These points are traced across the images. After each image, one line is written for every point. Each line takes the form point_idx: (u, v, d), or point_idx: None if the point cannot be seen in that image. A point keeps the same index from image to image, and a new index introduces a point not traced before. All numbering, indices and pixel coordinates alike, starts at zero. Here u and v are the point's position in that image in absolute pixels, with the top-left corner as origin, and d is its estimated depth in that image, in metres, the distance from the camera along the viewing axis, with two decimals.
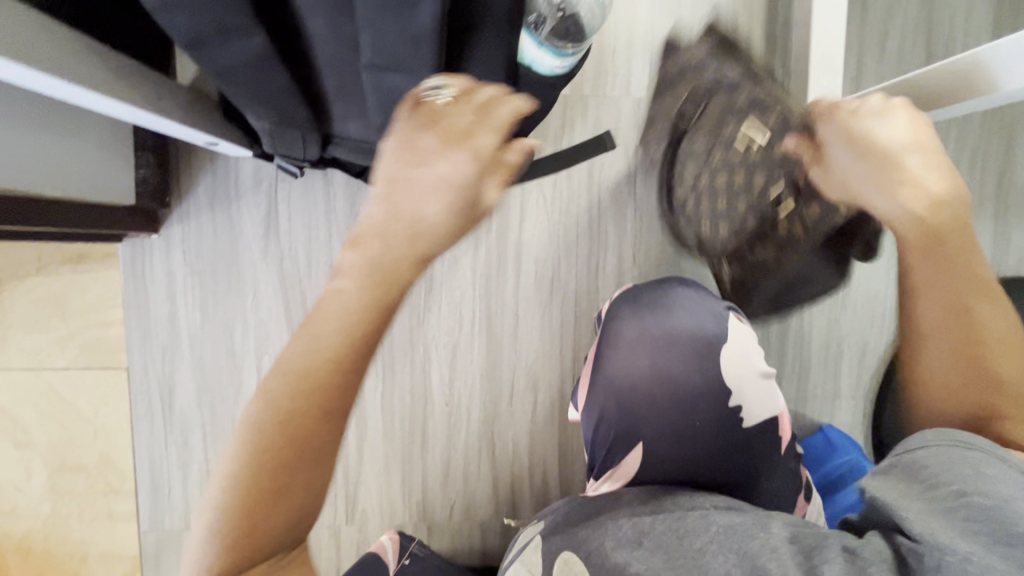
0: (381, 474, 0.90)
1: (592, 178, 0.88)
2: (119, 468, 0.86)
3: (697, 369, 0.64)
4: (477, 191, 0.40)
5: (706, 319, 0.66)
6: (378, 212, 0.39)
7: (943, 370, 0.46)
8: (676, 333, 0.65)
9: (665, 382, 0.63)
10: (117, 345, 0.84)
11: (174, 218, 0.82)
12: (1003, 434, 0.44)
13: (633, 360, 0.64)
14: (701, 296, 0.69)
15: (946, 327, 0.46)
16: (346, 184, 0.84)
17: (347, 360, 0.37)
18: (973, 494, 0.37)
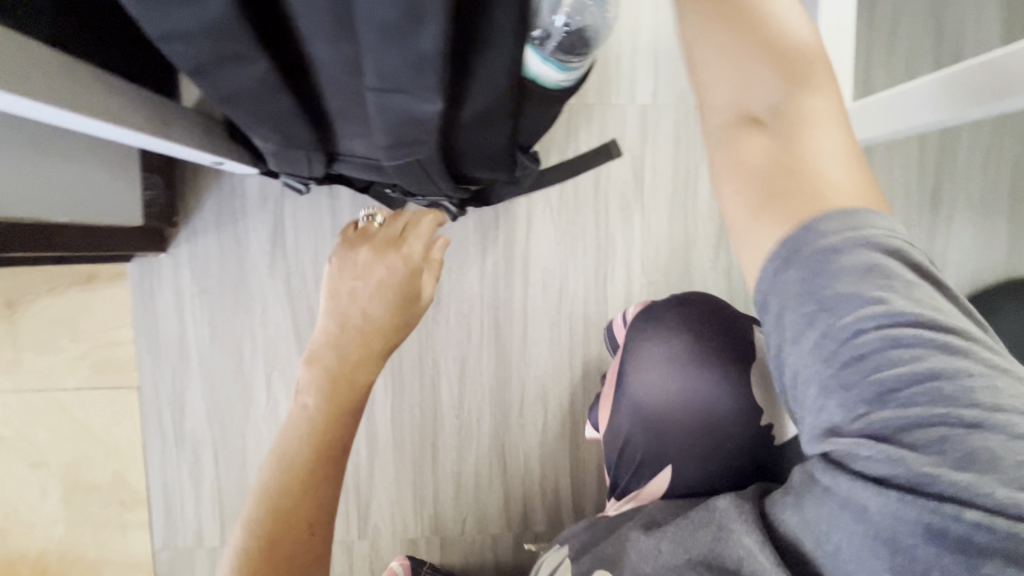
0: (392, 488, 0.89)
1: (599, 187, 0.87)
2: (132, 486, 0.86)
3: (725, 388, 0.63)
4: (408, 284, 0.57)
5: (734, 334, 0.65)
6: (331, 323, 0.55)
7: (755, 77, 0.41)
8: (701, 351, 0.64)
9: (692, 402, 0.63)
10: (127, 365, 0.84)
11: (181, 237, 0.83)
12: (783, 137, 0.40)
13: (659, 382, 0.63)
14: (724, 309, 0.66)
15: (752, 44, 0.40)
16: (352, 200, 0.83)
17: (322, 448, 0.49)
18: (983, 413, 0.35)
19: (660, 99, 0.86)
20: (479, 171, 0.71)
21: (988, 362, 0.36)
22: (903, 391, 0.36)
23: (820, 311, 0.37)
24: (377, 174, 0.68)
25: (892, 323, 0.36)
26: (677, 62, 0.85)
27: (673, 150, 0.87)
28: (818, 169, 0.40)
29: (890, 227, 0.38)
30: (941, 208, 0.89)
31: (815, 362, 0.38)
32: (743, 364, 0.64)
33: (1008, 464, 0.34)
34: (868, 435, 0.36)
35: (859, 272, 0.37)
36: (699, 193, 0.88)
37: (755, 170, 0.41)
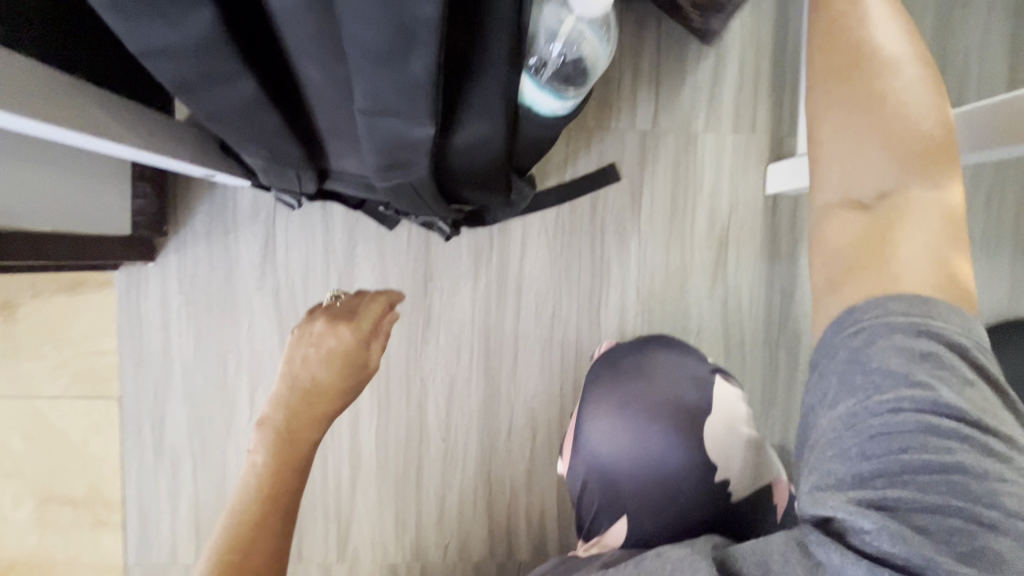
0: (373, 510, 0.87)
1: (596, 211, 0.86)
2: (108, 499, 0.84)
3: (673, 436, 0.65)
4: (360, 355, 0.57)
5: (684, 385, 0.67)
6: (282, 388, 0.55)
7: (869, 167, 0.50)
8: (650, 398, 0.67)
9: (646, 454, 0.65)
10: (109, 374, 0.82)
11: (170, 247, 0.81)
12: (878, 220, 0.48)
13: (615, 432, 0.65)
14: (681, 363, 0.68)
15: (879, 143, 0.50)
16: (345, 215, 0.82)
17: (268, 508, 0.51)
18: (993, 504, 0.37)
19: (662, 125, 0.85)
20: (472, 194, 0.70)
21: (1014, 466, 0.39)
22: (924, 475, 0.38)
23: (860, 383, 0.41)
24: (370, 192, 0.67)
25: (933, 411, 0.39)
26: (679, 88, 0.85)
27: (672, 177, 0.86)
28: (900, 256, 0.46)
29: (946, 327, 0.42)
30: None
31: (844, 431, 0.41)
32: (700, 406, 0.66)
33: (1009, 566, 0.36)
34: (876, 504, 0.39)
35: (911, 358, 0.41)
36: (697, 220, 0.86)
37: (836, 240, 0.49)
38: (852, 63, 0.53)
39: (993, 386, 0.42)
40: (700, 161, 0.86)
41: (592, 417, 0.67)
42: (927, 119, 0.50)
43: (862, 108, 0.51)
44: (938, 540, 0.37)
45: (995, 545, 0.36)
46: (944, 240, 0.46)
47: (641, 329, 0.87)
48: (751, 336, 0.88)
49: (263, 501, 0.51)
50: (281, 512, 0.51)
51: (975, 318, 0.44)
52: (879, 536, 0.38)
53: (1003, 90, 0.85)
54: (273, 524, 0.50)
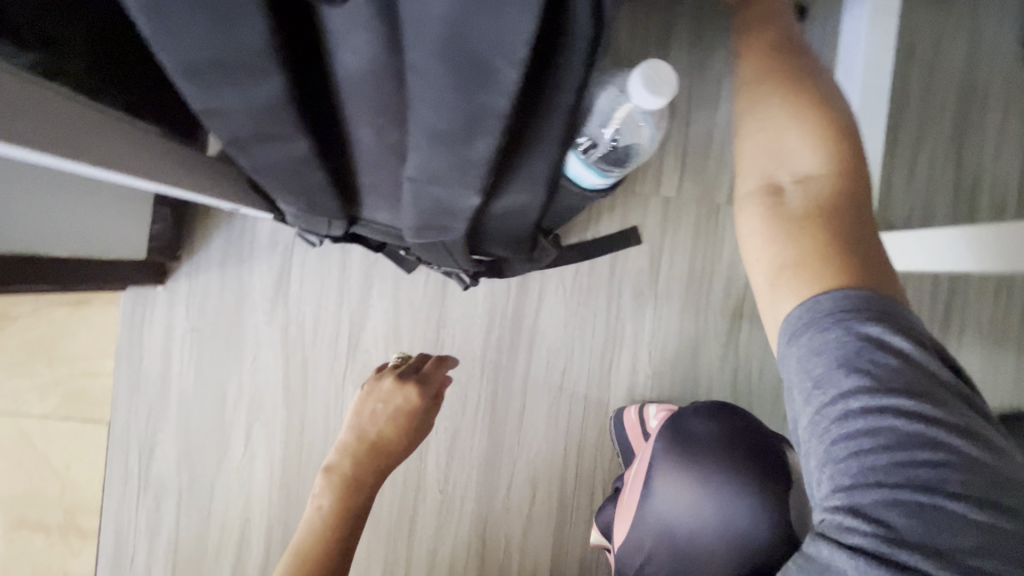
0: (362, 560, 0.84)
1: (614, 271, 0.86)
2: (83, 528, 0.80)
3: (748, 498, 0.64)
4: (425, 411, 0.57)
5: (754, 443, 0.67)
6: (349, 438, 0.55)
7: (792, 156, 0.51)
8: (722, 462, 0.66)
9: (723, 530, 0.64)
10: (102, 398, 0.79)
11: (181, 272, 0.80)
12: (801, 203, 0.48)
13: (689, 506, 0.65)
14: (750, 425, 0.69)
15: (796, 132, 0.51)
16: (363, 255, 0.82)
17: (334, 555, 0.49)
18: (949, 485, 0.35)
19: (686, 192, 0.86)
20: (498, 250, 0.69)
21: (966, 447, 0.36)
22: (884, 471, 0.36)
23: (816, 389, 0.39)
24: (397, 240, 0.67)
25: (880, 406, 0.37)
26: (705, 159, 0.86)
27: (691, 244, 0.87)
28: (828, 241, 0.45)
29: (893, 317, 0.40)
30: (948, 331, 0.89)
31: (811, 437, 0.39)
32: (769, 462, 0.66)
33: (967, 540, 0.33)
34: (849, 506, 0.36)
35: (852, 353, 0.39)
36: (714, 288, 0.87)
37: (763, 228, 0.49)
38: (773, 62, 0.57)
39: (945, 365, 0.39)
40: (721, 230, 0.87)
41: (662, 489, 0.66)
42: (846, 116, 0.53)
43: (783, 107, 0.53)
44: (907, 529, 0.34)
45: (964, 536, 0.33)
46: (867, 233, 0.47)
47: (650, 393, 0.86)
48: (759, 408, 0.87)
49: (331, 543, 0.49)
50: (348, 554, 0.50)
51: (903, 301, 0.42)
52: (858, 533, 0.35)
53: (1014, 186, 0.87)
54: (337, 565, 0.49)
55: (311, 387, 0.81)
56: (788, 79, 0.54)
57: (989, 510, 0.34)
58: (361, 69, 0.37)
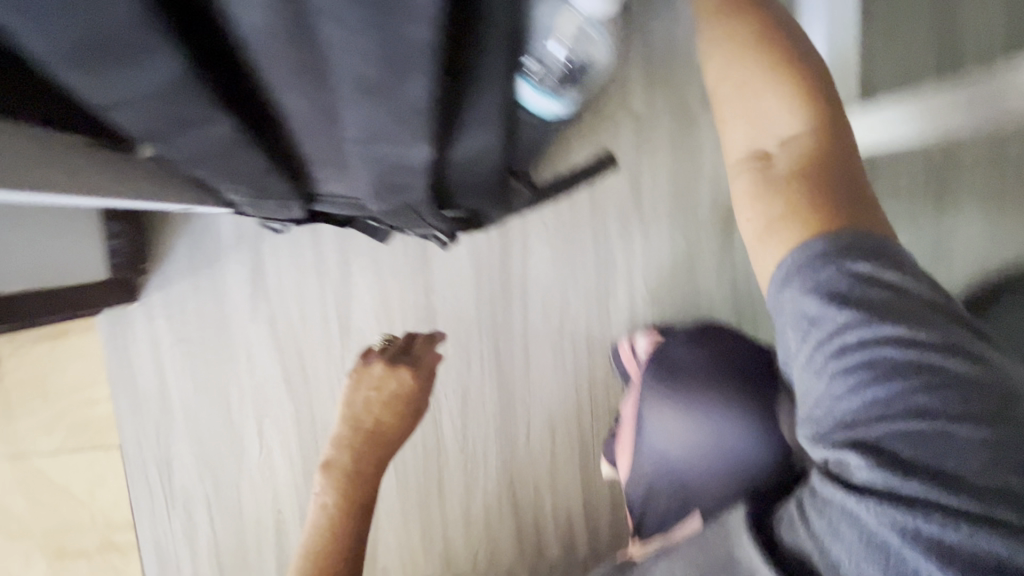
0: (399, 529, 0.86)
1: (595, 203, 0.83)
2: (123, 548, 0.81)
3: (752, 418, 0.64)
4: (418, 394, 0.55)
5: (744, 364, 0.70)
6: (345, 431, 0.53)
7: (770, 117, 0.44)
8: (719, 384, 0.67)
9: (716, 449, 0.64)
10: (106, 424, 0.79)
11: (153, 285, 0.77)
12: (787, 168, 0.42)
13: (678, 429, 0.65)
14: (737, 349, 0.71)
15: (767, 91, 0.45)
16: (335, 234, 0.78)
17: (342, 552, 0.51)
18: (955, 415, 0.33)
19: (657, 105, 0.81)
20: (468, 201, 0.66)
21: (969, 371, 0.34)
22: (888, 407, 0.34)
23: (812, 327, 0.37)
24: (362, 210, 0.64)
25: (879, 340, 0.35)
26: (672, 64, 0.80)
27: (671, 159, 0.83)
28: (818, 203, 0.40)
29: (880, 250, 0.38)
30: (948, 200, 0.86)
31: (807, 375, 0.38)
32: (763, 379, 0.68)
33: (974, 463, 0.33)
34: (853, 444, 0.35)
35: (844, 291, 0.36)
36: (701, 202, 0.83)
37: (750, 194, 0.43)
38: (724, 0, 0.51)
39: (937, 289, 0.37)
40: (700, 138, 0.82)
41: (661, 413, 0.67)
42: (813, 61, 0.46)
43: (750, 63, 0.46)
44: (910, 457, 0.34)
45: (970, 461, 0.33)
46: (860, 190, 0.41)
47: (652, 319, 0.85)
48: (764, 314, 0.86)
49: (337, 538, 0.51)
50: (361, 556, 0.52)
51: (892, 234, 0.39)
52: (863, 471, 0.34)
53: None
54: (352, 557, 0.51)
55: (312, 376, 0.79)
56: (752, 31, 0.47)
57: (990, 427, 0.33)
58: (265, 30, 0.32)
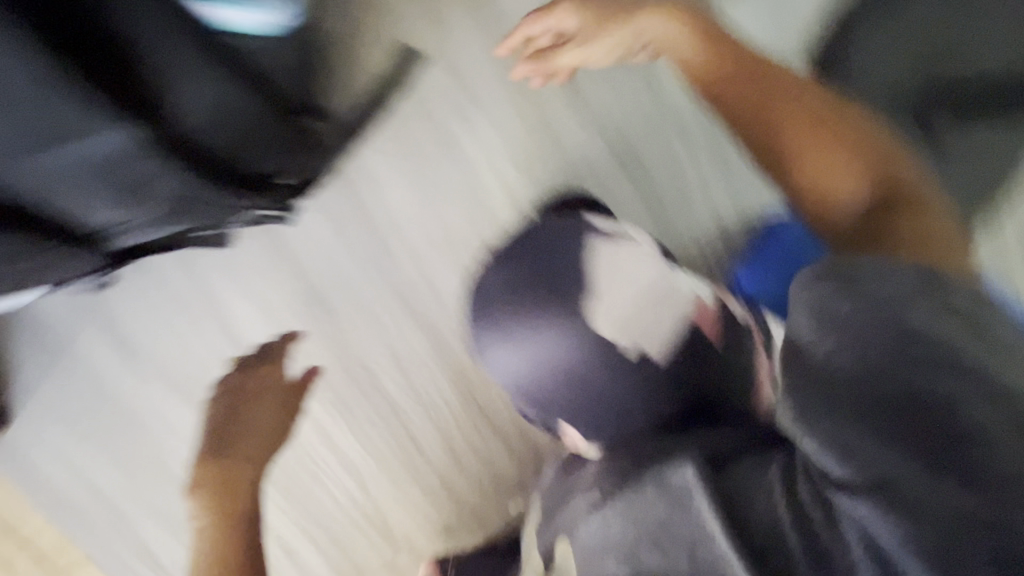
0: (399, 499, 0.84)
1: (418, 103, 0.76)
2: None
3: (586, 333, 0.58)
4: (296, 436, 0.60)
5: (561, 270, 0.60)
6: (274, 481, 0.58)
7: (807, 144, 0.54)
8: (542, 312, 0.59)
9: (554, 374, 0.59)
10: (60, 547, 0.75)
11: (19, 401, 0.72)
12: (805, 160, 0.54)
13: (515, 366, 0.60)
14: (541, 248, 0.62)
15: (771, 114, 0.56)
16: (174, 261, 0.72)
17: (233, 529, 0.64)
18: (982, 404, 0.29)
19: None
20: (274, 161, 0.62)
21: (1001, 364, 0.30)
22: (901, 425, 0.30)
23: (810, 344, 0.34)
24: (169, 226, 0.59)
25: (883, 337, 0.31)
26: None
27: (468, 23, 0.75)
28: (885, 188, 0.51)
29: (870, 267, 0.34)
30: None
31: (795, 423, 0.33)
32: (567, 280, 0.59)
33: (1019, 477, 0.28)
34: (864, 484, 0.31)
35: (832, 299, 0.33)
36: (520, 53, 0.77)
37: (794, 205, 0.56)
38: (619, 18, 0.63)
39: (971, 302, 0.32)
40: None
41: (503, 369, 0.61)
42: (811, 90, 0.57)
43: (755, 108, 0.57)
44: (930, 441, 0.29)
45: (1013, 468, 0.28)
46: (890, 154, 0.53)
47: (536, 194, 0.80)
48: (636, 135, 0.82)
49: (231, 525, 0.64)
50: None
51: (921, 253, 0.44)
52: (868, 510, 0.31)
53: None
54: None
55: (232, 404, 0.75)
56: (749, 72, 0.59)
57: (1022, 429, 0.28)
58: None
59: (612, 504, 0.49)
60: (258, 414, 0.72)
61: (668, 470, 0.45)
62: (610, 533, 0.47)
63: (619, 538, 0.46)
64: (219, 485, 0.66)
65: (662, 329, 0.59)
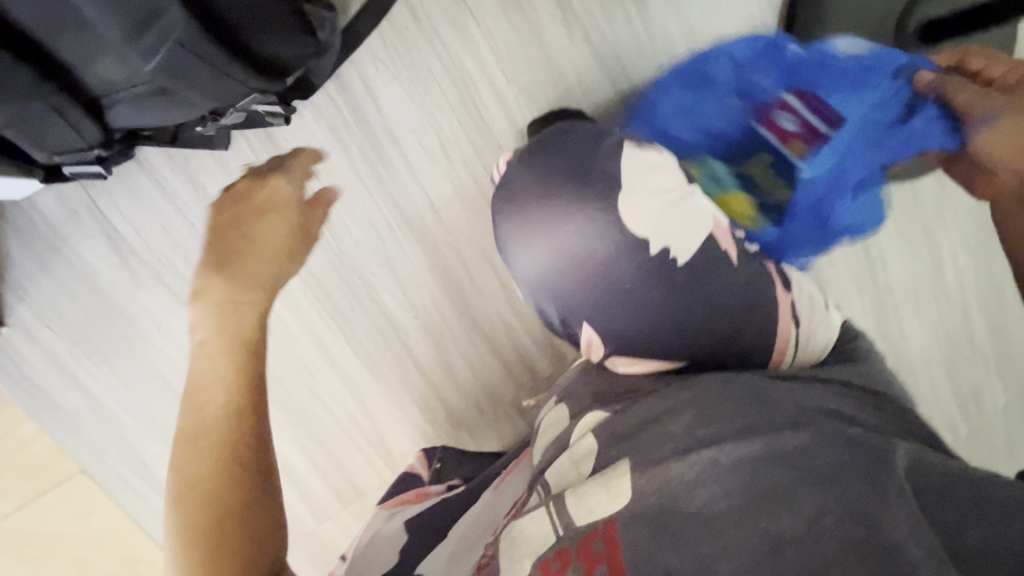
0: (396, 415, 0.87)
1: (417, 14, 0.74)
2: (145, 558, 0.80)
3: (607, 228, 0.57)
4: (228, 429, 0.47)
5: (596, 165, 0.58)
6: (189, 423, 0.46)
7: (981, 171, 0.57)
8: (563, 198, 0.58)
9: (586, 268, 0.57)
10: (55, 455, 0.75)
11: (11, 301, 0.70)
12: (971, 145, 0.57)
13: (540, 253, 0.59)
14: (579, 147, 0.60)
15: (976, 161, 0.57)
16: (168, 158, 0.70)
17: (212, 456, 0.45)
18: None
19: None
20: (281, 49, 0.58)
21: None
22: None
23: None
24: (172, 110, 0.58)
25: None
26: None
27: None
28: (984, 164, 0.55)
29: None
30: None
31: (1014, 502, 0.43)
32: (597, 178, 0.58)
33: None
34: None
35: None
36: None
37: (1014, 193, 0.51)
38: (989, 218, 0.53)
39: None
40: None
41: (531, 264, 0.59)
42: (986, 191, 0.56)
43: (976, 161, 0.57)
44: None
45: None
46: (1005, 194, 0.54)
47: (527, 108, 0.82)
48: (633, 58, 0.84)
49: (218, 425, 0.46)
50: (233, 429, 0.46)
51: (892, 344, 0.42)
52: None
53: None
54: (251, 522, 0.45)
55: None
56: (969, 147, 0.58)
57: None
58: None
59: (712, 447, 0.43)
60: (267, 228, 0.50)
61: (813, 441, 0.42)
62: (712, 471, 0.42)
63: (725, 487, 0.41)
64: (230, 297, 0.47)
65: (678, 235, 0.57)
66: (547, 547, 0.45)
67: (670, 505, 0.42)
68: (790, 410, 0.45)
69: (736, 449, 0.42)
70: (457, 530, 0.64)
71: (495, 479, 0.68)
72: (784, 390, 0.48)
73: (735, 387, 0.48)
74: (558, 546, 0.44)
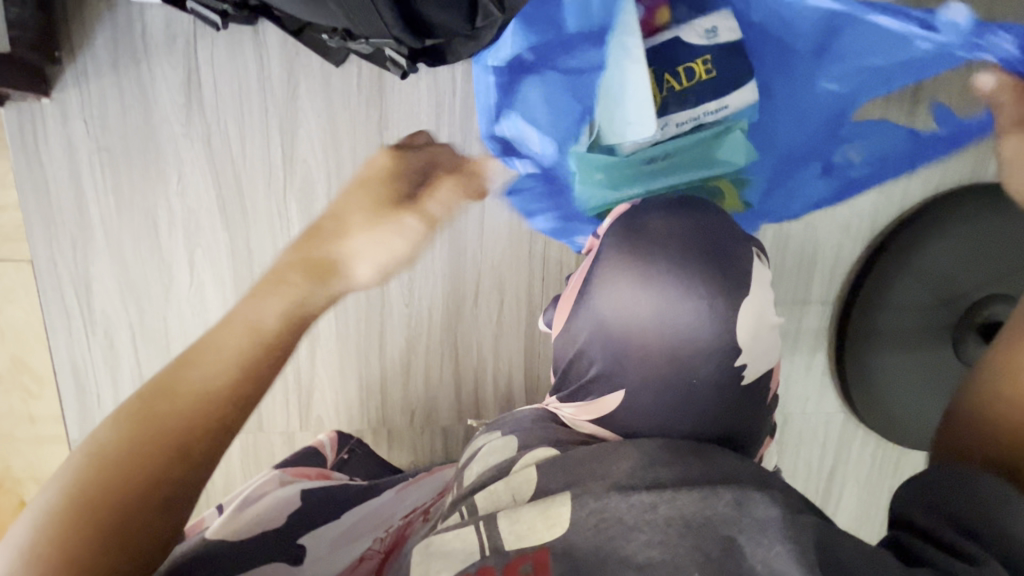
0: (335, 377, 0.85)
1: None
2: (35, 370, 0.77)
3: (700, 307, 0.51)
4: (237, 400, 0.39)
5: (730, 257, 0.53)
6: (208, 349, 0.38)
7: None
8: (690, 265, 0.52)
9: (663, 326, 0.52)
10: (15, 233, 0.73)
11: (66, 79, 0.69)
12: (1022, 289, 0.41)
13: (634, 299, 0.52)
14: (713, 222, 0.54)
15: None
16: (282, 44, 0.69)
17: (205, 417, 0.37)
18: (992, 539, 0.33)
19: None
20: None
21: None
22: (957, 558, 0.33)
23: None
24: (312, 11, 0.57)
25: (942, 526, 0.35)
26: None
27: None
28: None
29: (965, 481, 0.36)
30: None
31: None
32: (722, 258, 0.53)
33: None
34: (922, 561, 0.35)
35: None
36: None
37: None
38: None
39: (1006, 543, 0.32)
40: None
41: (610, 304, 0.53)
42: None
43: None
44: None
45: None
46: None
47: None
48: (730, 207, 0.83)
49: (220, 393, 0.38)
50: (180, 410, 0.37)
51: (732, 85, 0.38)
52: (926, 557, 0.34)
53: None
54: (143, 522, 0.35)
55: (247, 209, 0.73)
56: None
57: None
58: None
59: (653, 491, 0.42)
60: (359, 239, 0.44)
61: (744, 495, 0.40)
62: (645, 522, 0.40)
63: (663, 526, 0.39)
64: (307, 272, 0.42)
65: (759, 357, 0.53)
66: (468, 562, 0.40)
67: (606, 545, 0.39)
68: (728, 469, 0.45)
69: (695, 507, 0.40)
70: (347, 516, 0.63)
71: (402, 482, 0.69)
72: (757, 468, 0.47)
73: (703, 453, 0.47)
74: (481, 563, 0.39)
